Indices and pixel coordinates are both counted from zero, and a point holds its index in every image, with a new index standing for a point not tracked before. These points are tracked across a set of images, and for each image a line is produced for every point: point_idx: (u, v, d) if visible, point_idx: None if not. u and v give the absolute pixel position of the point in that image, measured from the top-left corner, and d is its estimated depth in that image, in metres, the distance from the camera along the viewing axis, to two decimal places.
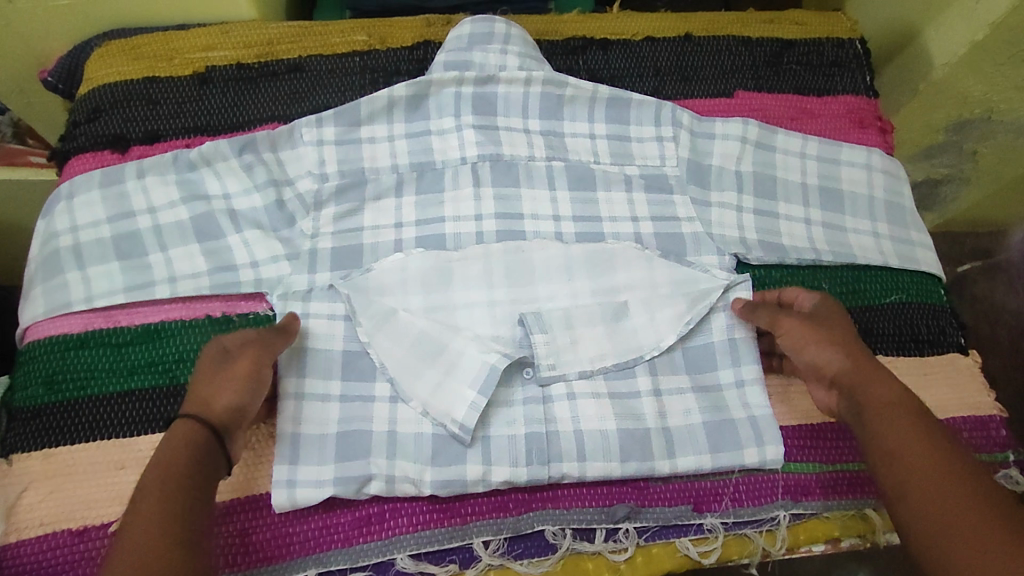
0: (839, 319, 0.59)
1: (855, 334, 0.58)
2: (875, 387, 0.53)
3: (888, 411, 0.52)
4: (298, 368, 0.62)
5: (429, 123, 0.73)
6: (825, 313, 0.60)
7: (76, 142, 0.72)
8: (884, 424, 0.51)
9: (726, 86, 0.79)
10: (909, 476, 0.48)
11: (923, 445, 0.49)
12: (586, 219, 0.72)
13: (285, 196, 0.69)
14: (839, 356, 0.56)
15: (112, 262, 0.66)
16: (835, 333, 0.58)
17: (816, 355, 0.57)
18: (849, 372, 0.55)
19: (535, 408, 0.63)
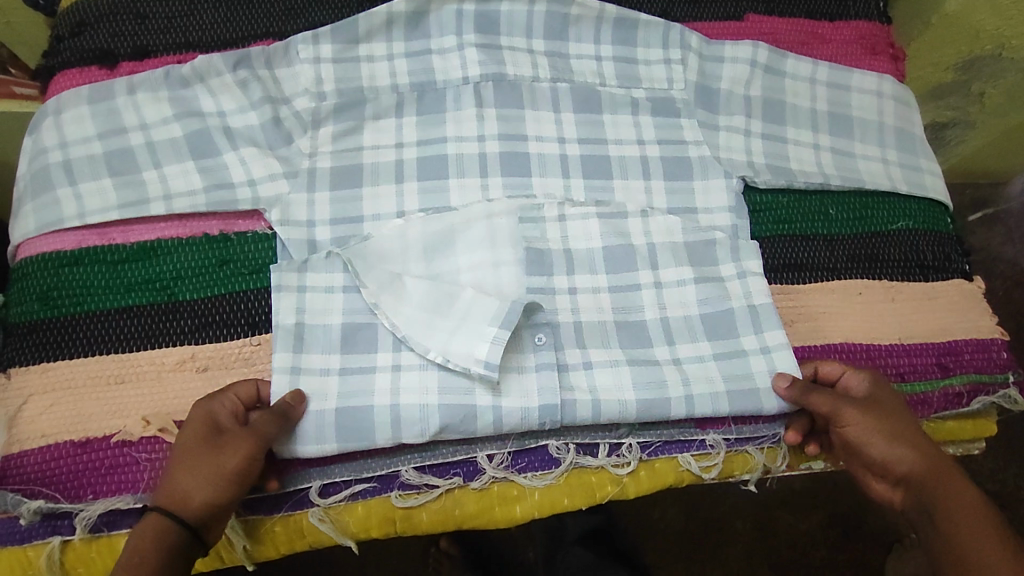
0: (891, 402, 0.58)
1: (892, 392, 0.59)
2: (943, 476, 0.55)
3: (947, 486, 0.55)
4: (294, 346, 0.59)
5: (430, 41, 0.70)
6: (881, 399, 0.58)
7: (62, 57, 0.69)
8: (953, 499, 0.54)
9: (736, 9, 0.77)
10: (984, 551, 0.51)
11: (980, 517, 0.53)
12: (591, 142, 0.70)
13: (282, 114, 0.67)
14: (909, 443, 0.56)
15: (104, 179, 0.64)
16: (897, 423, 0.57)
17: (886, 453, 0.56)
18: (916, 460, 0.55)
19: (548, 376, 0.60)
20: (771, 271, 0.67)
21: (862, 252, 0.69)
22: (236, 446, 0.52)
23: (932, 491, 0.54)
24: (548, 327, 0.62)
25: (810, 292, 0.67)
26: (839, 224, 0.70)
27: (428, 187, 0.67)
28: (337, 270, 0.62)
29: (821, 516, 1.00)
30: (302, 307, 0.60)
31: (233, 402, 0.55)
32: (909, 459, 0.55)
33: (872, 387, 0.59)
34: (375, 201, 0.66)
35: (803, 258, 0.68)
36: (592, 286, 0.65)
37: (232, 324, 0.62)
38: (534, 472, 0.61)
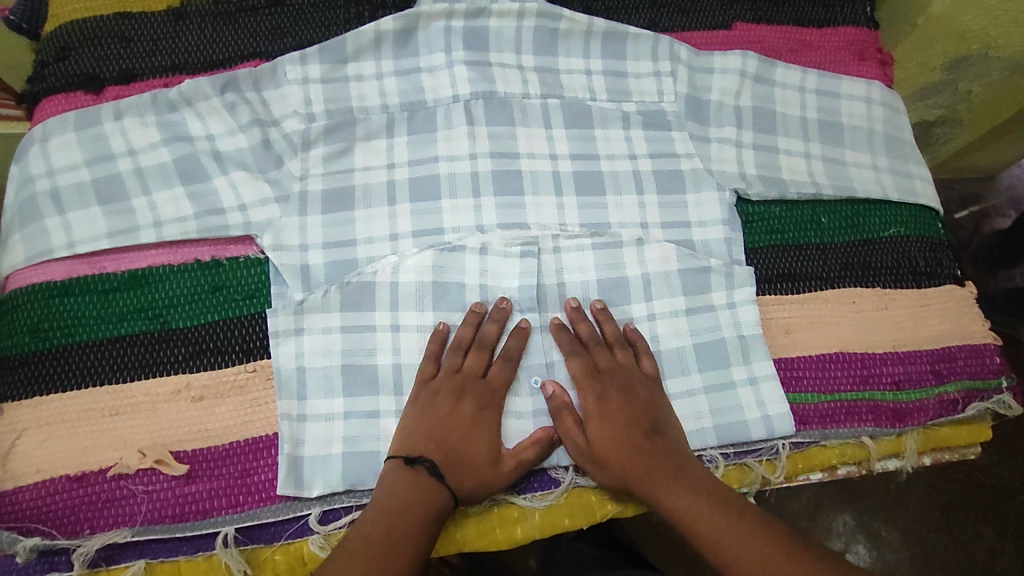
0: (600, 418, 0.60)
1: (608, 408, 0.60)
2: (659, 475, 0.57)
3: (658, 484, 0.57)
4: (298, 391, 0.60)
5: (419, 59, 0.70)
6: (600, 418, 0.60)
7: (46, 82, 0.69)
8: (669, 498, 0.56)
9: (723, 18, 0.77)
10: (722, 535, 0.54)
11: (687, 494, 0.56)
12: (583, 159, 0.70)
13: (272, 137, 0.66)
14: (621, 454, 0.58)
15: (93, 207, 0.64)
16: (610, 440, 0.59)
17: (602, 474, 0.59)
18: (623, 468, 0.58)
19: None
20: (765, 282, 0.68)
21: (854, 260, 0.69)
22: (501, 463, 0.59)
23: (648, 492, 0.57)
24: (543, 368, 0.64)
25: (804, 302, 0.67)
26: (830, 233, 0.70)
27: (421, 209, 0.66)
28: (334, 310, 0.62)
29: (821, 513, 1.00)
30: (301, 352, 0.61)
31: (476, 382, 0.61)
32: (618, 479, 0.58)
33: (588, 412, 0.60)
34: (368, 223, 0.66)
35: (796, 268, 0.68)
36: (589, 306, 0.65)
37: (226, 351, 0.61)
38: (534, 492, 0.61)
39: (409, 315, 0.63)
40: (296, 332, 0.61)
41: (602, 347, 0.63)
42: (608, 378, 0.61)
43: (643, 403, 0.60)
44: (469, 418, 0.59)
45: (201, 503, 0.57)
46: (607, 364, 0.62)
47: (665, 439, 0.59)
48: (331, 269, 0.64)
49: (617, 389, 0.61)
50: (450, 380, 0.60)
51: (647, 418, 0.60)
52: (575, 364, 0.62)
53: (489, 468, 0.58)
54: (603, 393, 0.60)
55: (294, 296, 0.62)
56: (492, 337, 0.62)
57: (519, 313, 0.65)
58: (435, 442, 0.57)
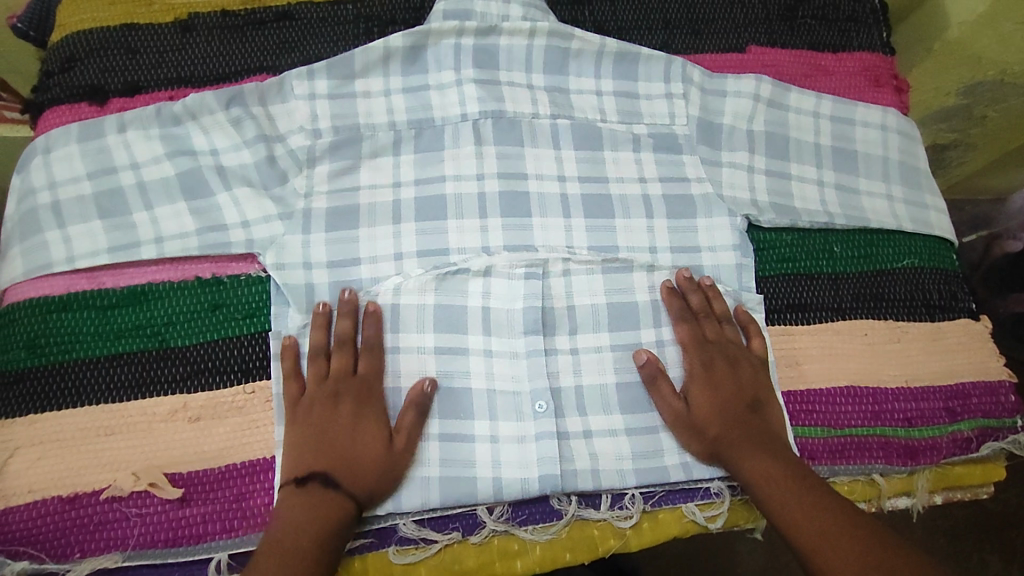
0: (707, 382, 0.60)
1: (695, 369, 0.61)
2: (745, 442, 0.57)
3: (754, 461, 0.56)
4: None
5: (427, 76, 0.69)
6: (701, 382, 0.60)
7: (51, 93, 0.68)
8: (748, 461, 0.56)
9: (737, 40, 0.76)
10: (776, 496, 0.54)
11: (774, 463, 0.56)
12: (591, 181, 0.69)
13: (276, 152, 0.66)
14: (716, 421, 0.59)
15: (94, 221, 0.63)
16: (709, 406, 0.59)
17: (689, 441, 0.60)
18: (717, 435, 0.58)
19: (548, 445, 0.60)
20: (774, 313, 0.66)
21: (867, 291, 0.68)
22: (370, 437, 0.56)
23: (732, 458, 0.57)
24: (548, 392, 0.62)
25: (815, 333, 0.66)
26: (843, 263, 0.68)
27: (426, 228, 0.65)
28: None
29: None
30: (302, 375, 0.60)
31: (319, 361, 0.59)
32: (691, 441, 0.60)
33: (692, 380, 0.61)
34: (372, 242, 0.65)
35: (807, 298, 0.67)
36: (596, 333, 0.64)
37: (225, 371, 0.60)
38: (535, 525, 0.60)
39: (409, 337, 0.62)
40: (298, 355, 0.61)
41: (711, 319, 0.63)
42: (714, 349, 0.62)
43: (748, 377, 0.61)
44: (350, 416, 0.57)
45: (195, 527, 0.56)
46: (715, 335, 0.63)
47: (762, 414, 0.60)
48: (333, 289, 0.63)
49: (724, 359, 0.61)
50: (322, 389, 0.58)
51: (747, 391, 0.60)
52: (683, 330, 0.63)
53: (385, 455, 0.56)
54: (710, 361, 0.61)
55: (295, 320, 0.61)
56: (350, 333, 0.60)
57: (523, 336, 0.63)
58: (327, 450, 0.55)
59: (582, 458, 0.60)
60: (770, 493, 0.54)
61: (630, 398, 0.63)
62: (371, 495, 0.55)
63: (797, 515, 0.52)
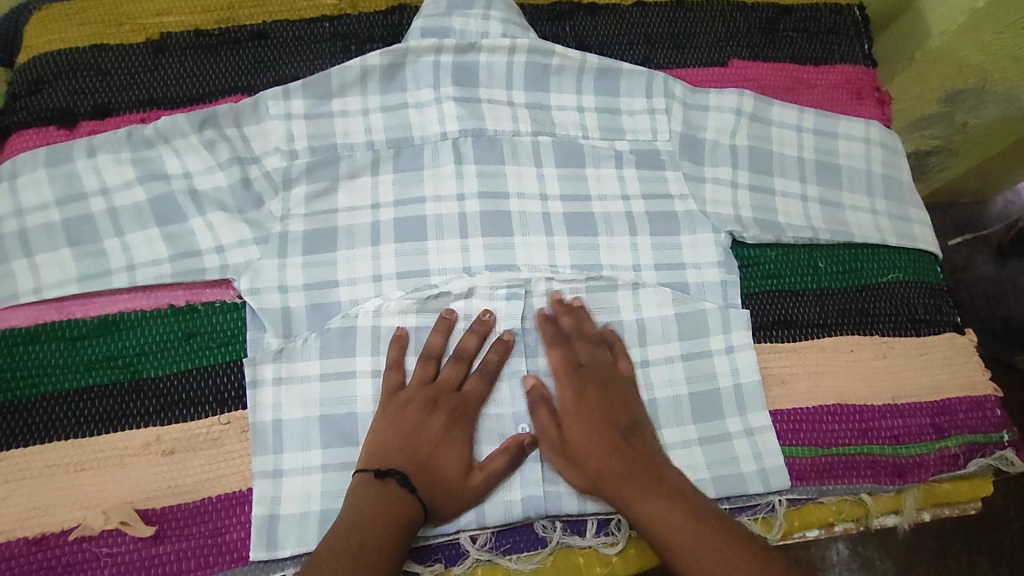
0: (581, 412, 0.58)
1: (569, 399, 0.59)
2: (628, 481, 0.55)
3: (648, 507, 0.53)
4: (274, 446, 0.57)
5: (406, 94, 0.69)
6: (572, 415, 0.58)
7: (17, 117, 0.66)
8: (640, 502, 0.54)
9: (719, 55, 0.76)
10: (673, 533, 0.52)
11: (660, 498, 0.54)
12: (574, 199, 0.68)
13: (251, 174, 0.65)
14: (594, 452, 0.57)
15: (63, 249, 0.61)
16: (646, 442, 0.57)
17: (569, 476, 0.57)
18: (596, 473, 0.56)
19: (532, 468, 0.59)
20: (760, 329, 0.65)
21: (852, 307, 0.67)
22: (442, 451, 0.56)
23: (616, 497, 0.55)
24: (531, 415, 0.61)
25: (800, 351, 0.65)
26: (827, 278, 0.68)
27: (407, 250, 0.64)
28: (314, 358, 0.60)
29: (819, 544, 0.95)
30: (279, 403, 0.58)
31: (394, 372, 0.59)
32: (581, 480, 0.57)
33: (564, 406, 0.59)
34: (351, 264, 0.63)
35: (793, 314, 0.66)
36: None
37: (200, 401, 0.59)
38: (520, 553, 0.58)
39: None
40: (275, 381, 0.59)
41: (584, 341, 0.61)
42: (587, 373, 0.60)
43: (626, 405, 0.59)
44: (440, 431, 0.57)
45: (169, 566, 0.54)
46: (631, 372, 0.61)
47: (642, 445, 0.57)
48: (311, 312, 0.61)
49: (596, 385, 0.59)
50: (424, 391, 0.58)
51: (619, 417, 0.58)
52: (555, 356, 0.61)
53: (460, 481, 0.56)
54: (581, 388, 0.59)
55: (271, 344, 0.60)
56: (439, 347, 0.60)
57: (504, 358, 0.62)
58: (409, 456, 0.55)
59: (567, 483, 0.59)
60: (656, 532, 0.53)
61: None
62: (437, 512, 0.55)
63: (685, 552, 0.51)
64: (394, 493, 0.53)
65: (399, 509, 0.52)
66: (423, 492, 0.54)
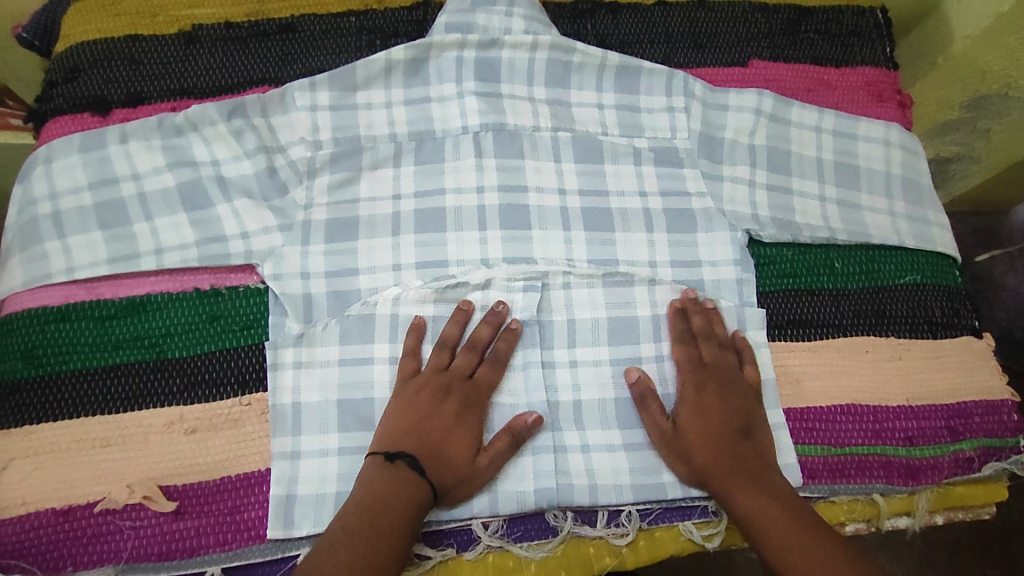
0: (698, 405, 0.59)
1: (691, 392, 0.60)
2: (731, 475, 0.57)
3: (767, 508, 0.55)
4: (292, 428, 0.59)
5: (429, 89, 0.70)
6: (691, 408, 0.59)
7: (54, 103, 0.69)
8: (744, 499, 0.55)
9: (740, 55, 0.76)
10: (774, 531, 0.53)
11: (768, 498, 0.55)
12: (592, 194, 0.69)
13: (277, 164, 0.66)
14: (705, 446, 0.58)
15: (94, 231, 0.63)
16: (716, 433, 0.58)
17: (677, 467, 0.59)
18: (706, 464, 0.57)
19: (544, 458, 0.59)
20: (775, 327, 0.66)
21: (868, 308, 0.67)
22: (455, 436, 0.57)
23: (722, 490, 0.57)
24: (545, 405, 0.61)
25: (814, 349, 0.65)
26: (844, 279, 0.68)
27: (426, 241, 0.65)
28: (333, 344, 0.61)
29: None
30: (298, 386, 0.60)
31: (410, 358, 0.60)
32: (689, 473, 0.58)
33: (682, 403, 0.60)
34: (371, 253, 0.64)
35: (808, 314, 0.66)
36: (595, 347, 0.64)
37: (222, 382, 0.60)
38: (530, 541, 0.59)
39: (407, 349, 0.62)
40: (294, 365, 0.60)
41: (710, 340, 0.62)
42: (706, 372, 0.61)
43: (732, 402, 0.60)
44: (453, 417, 0.58)
45: (189, 541, 0.56)
46: (712, 358, 0.62)
47: (758, 443, 0.59)
48: (332, 299, 0.63)
49: (715, 383, 0.61)
50: (438, 377, 0.59)
51: (735, 416, 0.59)
52: (679, 351, 0.62)
53: (468, 464, 0.57)
54: (702, 383, 0.61)
55: (292, 329, 0.61)
56: (456, 335, 0.61)
57: (521, 349, 0.63)
58: (422, 440, 0.56)
59: (579, 474, 0.60)
60: (758, 528, 0.54)
61: (628, 412, 0.62)
62: (448, 494, 0.56)
63: (784, 550, 0.52)
64: (404, 476, 0.54)
65: (404, 491, 0.53)
66: (433, 475, 0.55)
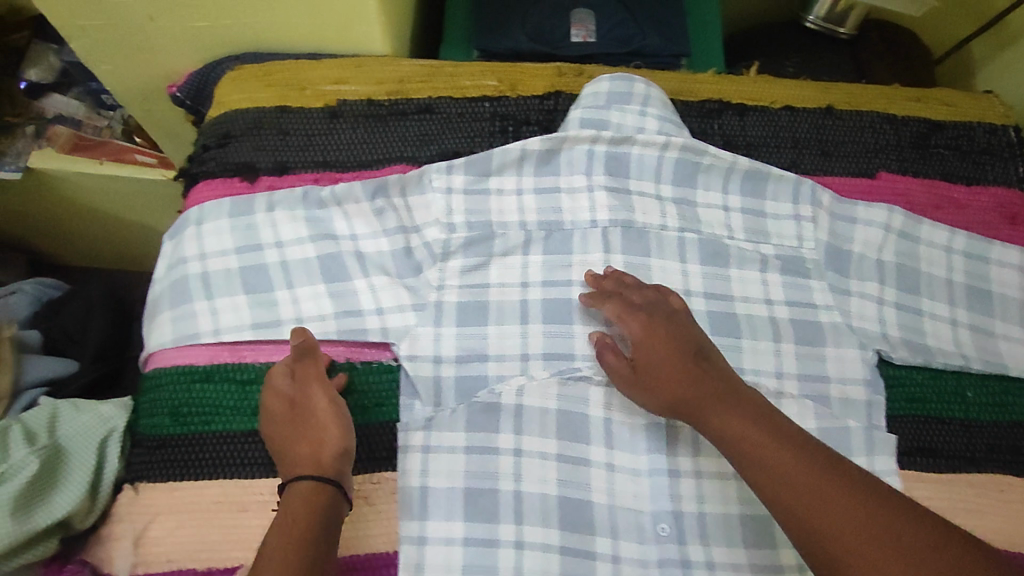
0: (653, 335, 0.59)
1: (645, 333, 0.60)
2: (700, 401, 0.56)
3: (755, 438, 0.53)
4: (419, 512, 0.60)
5: (559, 179, 0.72)
6: (646, 338, 0.59)
7: (207, 166, 0.72)
8: (721, 422, 0.54)
9: (867, 165, 0.76)
10: (773, 463, 0.51)
11: (755, 425, 0.54)
12: (717, 298, 0.70)
13: (413, 244, 0.69)
14: (668, 378, 0.57)
15: (240, 295, 0.66)
16: (669, 356, 0.58)
17: (648, 402, 0.59)
18: (671, 395, 0.57)
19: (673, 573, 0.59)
20: (904, 454, 0.64)
21: (1001, 442, 0.65)
22: (282, 435, 0.57)
23: (699, 420, 0.56)
24: (671, 515, 0.61)
25: (945, 482, 0.63)
26: (976, 409, 0.66)
27: (555, 331, 0.67)
28: (460, 429, 0.63)
29: None
30: (426, 470, 0.61)
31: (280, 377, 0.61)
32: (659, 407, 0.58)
33: (636, 344, 0.60)
34: (501, 340, 0.66)
35: (938, 443, 0.64)
36: (720, 457, 0.63)
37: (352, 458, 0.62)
38: None
39: (533, 441, 0.63)
40: (423, 449, 0.62)
41: (637, 287, 0.63)
42: (650, 308, 0.61)
43: (688, 334, 0.59)
44: (278, 418, 0.58)
45: None
46: (643, 299, 0.62)
47: (715, 364, 0.58)
48: (461, 385, 0.65)
49: (660, 317, 0.60)
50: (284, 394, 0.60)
51: (694, 342, 0.59)
52: (611, 306, 0.63)
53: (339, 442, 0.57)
54: (652, 318, 0.60)
55: (423, 410, 0.63)
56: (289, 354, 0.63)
57: (646, 454, 0.63)
58: (314, 461, 0.55)
59: None
60: (749, 461, 0.52)
61: (753, 532, 0.61)
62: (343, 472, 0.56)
63: (792, 482, 0.50)
64: (305, 501, 0.52)
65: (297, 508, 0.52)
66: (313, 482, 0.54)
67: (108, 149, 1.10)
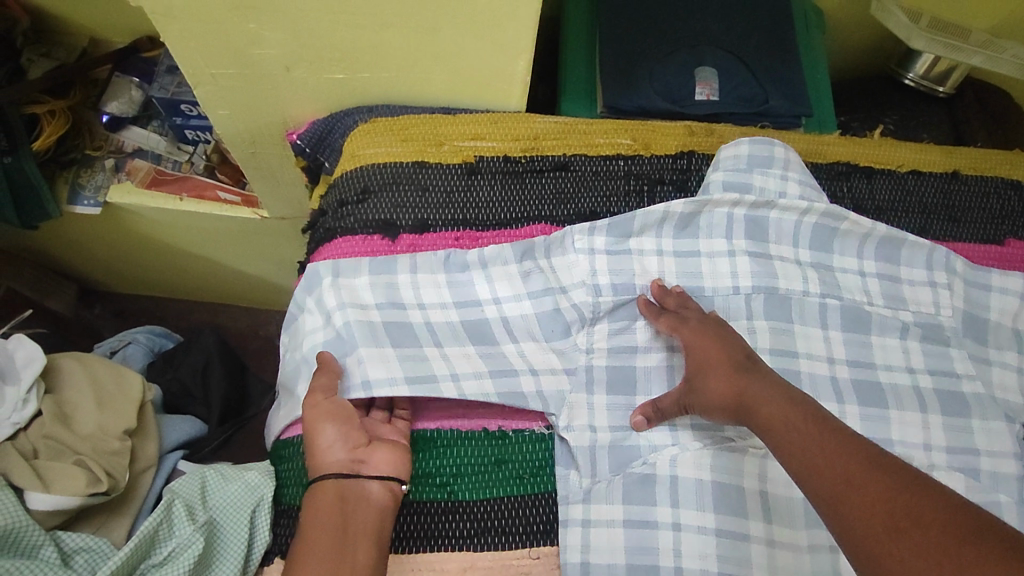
0: (697, 333, 0.62)
1: (694, 339, 0.62)
2: (751, 393, 0.56)
3: (788, 428, 0.52)
4: None
5: (698, 242, 0.71)
6: (693, 337, 0.62)
7: (344, 222, 0.70)
8: (766, 410, 0.54)
9: (995, 232, 0.77)
10: (813, 449, 0.50)
11: (800, 413, 0.53)
12: (860, 365, 0.69)
13: (562, 305, 0.67)
14: (720, 377, 0.58)
15: (388, 349, 0.65)
16: (716, 350, 0.60)
17: (700, 408, 0.59)
18: (721, 390, 0.57)
19: None
20: None
21: None
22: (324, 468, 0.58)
23: (751, 418, 0.55)
24: None
25: None
26: None
27: None
28: (617, 501, 0.62)
29: None
30: (589, 546, 0.60)
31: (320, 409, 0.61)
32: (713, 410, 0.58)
33: (689, 347, 0.62)
34: None
35: None
36: None
37: (508, 532, 0.60)
38: None
39: (690, 516, 0.61)
40: (584, 523, 0.60)
41: (684, 304, 0.66)
42: (703, 318, 0.63)
43: (733, 340, 0.61)
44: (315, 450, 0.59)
45: None
46: (694, 312, 0.64)
47: (764, 366, 0.58)
48: (615, 456, 0.64)
49: (711, 325, 0.62)
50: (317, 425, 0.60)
51: (741, 346, 0.60)
52: (660, 321, 0.65)
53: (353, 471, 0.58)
54: (703, 326, 0.62)
55: (581, 482, 0.62)
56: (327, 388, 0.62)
57: (806, 530, 0.62)
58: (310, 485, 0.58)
59: None
60: (792, 449, 0.51)
61: None
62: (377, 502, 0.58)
63: (817, 463, 0.49)
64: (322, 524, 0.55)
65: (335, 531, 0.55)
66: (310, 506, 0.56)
67: (185, 184, 1.05)
